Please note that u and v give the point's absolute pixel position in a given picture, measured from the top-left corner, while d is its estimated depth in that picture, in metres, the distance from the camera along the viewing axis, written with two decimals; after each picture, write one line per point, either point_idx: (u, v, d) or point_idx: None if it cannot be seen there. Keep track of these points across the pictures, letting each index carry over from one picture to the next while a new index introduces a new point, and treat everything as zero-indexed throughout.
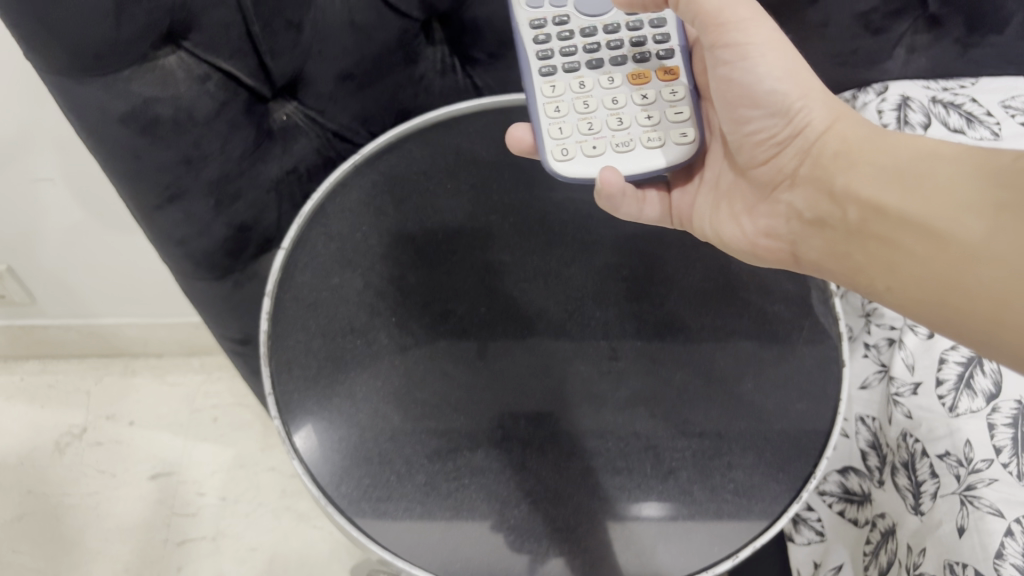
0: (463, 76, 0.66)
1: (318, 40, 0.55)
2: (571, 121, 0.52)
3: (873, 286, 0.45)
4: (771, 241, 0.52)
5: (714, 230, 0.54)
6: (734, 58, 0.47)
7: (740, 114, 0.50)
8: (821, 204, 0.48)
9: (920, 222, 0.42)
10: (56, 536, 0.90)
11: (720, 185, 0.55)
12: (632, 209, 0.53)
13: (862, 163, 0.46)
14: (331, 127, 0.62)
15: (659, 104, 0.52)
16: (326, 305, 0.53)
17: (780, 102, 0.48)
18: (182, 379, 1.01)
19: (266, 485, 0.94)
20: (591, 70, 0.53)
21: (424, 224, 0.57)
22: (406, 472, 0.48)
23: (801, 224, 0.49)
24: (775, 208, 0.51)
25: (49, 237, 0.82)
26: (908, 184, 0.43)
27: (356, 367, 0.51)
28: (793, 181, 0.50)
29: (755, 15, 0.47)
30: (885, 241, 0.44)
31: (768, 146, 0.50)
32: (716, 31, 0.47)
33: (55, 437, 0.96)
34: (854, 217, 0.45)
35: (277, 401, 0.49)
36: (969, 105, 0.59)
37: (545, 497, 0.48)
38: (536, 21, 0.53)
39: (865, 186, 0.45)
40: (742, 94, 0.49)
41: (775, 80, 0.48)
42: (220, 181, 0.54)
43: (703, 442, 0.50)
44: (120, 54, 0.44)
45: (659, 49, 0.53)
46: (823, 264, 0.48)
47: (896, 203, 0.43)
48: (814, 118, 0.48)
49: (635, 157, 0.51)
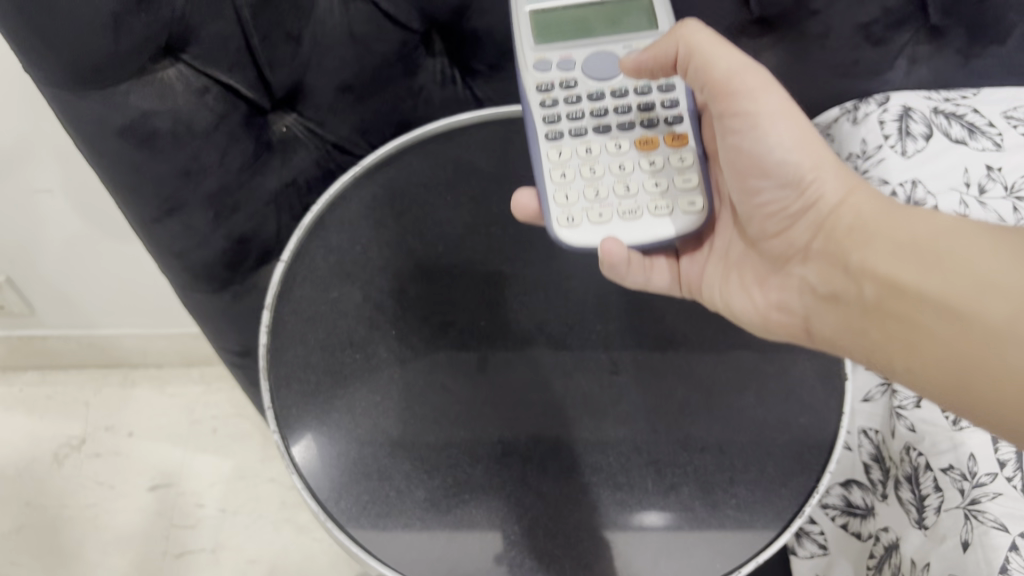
0: (463, 88, 0.65)
1: (317, 53, 0.55)
2: (578, 188, 0.50)
3: (892, 366, 0.41)
4: (783, 315, 0.48)
5: (724, 301, 0.51)
6: (741, 126, 0.46)
7: (750, 184, 0.47)
8: (836, 280, 0.44)
9: (943, 301, 0.39)
10: (54, 549, 0.90)
11: (730, 256, 0.52)
12: (637, 276, 0.51)
13: (880, 240, 0.42)
14: (331, 139, 0.61)
15: (668, 171, 0.50)
16: (325, 319, 0.53)
17: (792, 172, 0.45)
18: (182, 389, 1.00)
19: (266, 496, 0.93)
20: (599, 134, 0.51)
21: (423, 236, 0.57)
22: (405, 488, 0.47)
23: (815, 300, 0.46)
24: (788, 281, 0.48)
25: (48, 247, 0.82)
26: (931, 260, 0.40)
27: (356, 381, 0.51)
28: (806, 254, 0.47)
29: (765, 83, 0.45)
30: (906, 322, 0.40)
31: (781, 217, 0.47)
32: (726, 99, 0.46)
33: (54, 448, 0.96)
34: (872, 295, 0.42)
35: (277, 415, 0.49)
36: (971, 116, 0.57)
37: (546, 513, 0.48)
38: (543, 86, 0.51)
39: (882, 263, 0.42)
40: (753, 164, 0.46)
41: (786, 150, 0.45)
42: (219, 193, 0.54)
43: (706, 457, 0.49)
44: (118, 67, 0.44)
45: (668, 113, 0.51)
46: (840, 342, 0.44)
47: (915, 281, 0.40)
48: (828, 190, 0.45)
49: (642, 226, 0.49)
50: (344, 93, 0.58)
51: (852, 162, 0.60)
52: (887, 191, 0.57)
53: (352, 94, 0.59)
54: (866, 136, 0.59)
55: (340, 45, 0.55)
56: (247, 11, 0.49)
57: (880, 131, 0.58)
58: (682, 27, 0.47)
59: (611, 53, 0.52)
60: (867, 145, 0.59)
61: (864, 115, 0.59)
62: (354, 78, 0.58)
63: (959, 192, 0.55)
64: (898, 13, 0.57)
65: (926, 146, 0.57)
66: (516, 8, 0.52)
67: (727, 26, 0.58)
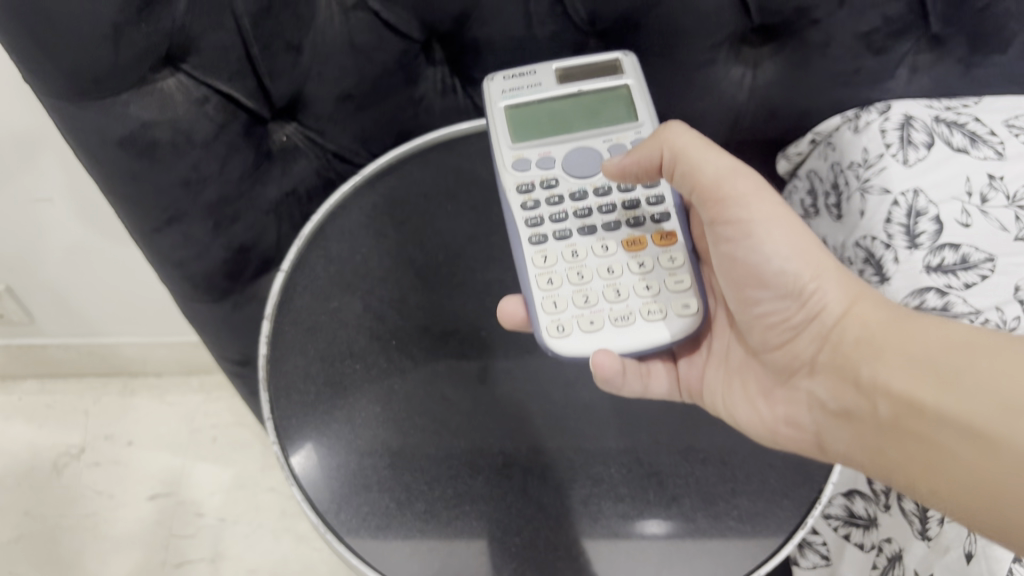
0: (463, 97, 0.65)
1: (317, 63, 0.55)
2: (566, 294, 0.49)
3: (915, 488, 0.39)
4: (792, 429, 0.46)
5: (728, 412, 0.49)
6: (736, 235, 0.44)
7: (748, 295, 0.46)
8: (846, 394, 0.43)
9: (965, 425, 0.37)
10: (53, 558, 0.89)
11: (729, 361, 0.50)
12: (634, 384, 0.49)
13: (889, 354, 0.41)
14: (331, 148, 0.61)
15: (657, 272, 0.49)
16: (325, 329, 0.53)
17: (791, 283, 0.44)
18: (182, 398, 1.00)
19: (266, 506, 0.93)
20: (585, 237, 0.51)
21: (424, 245, 0.57)
22: (405, 500, 0.47)
23: (826, 415, 0.44)
24: (795, 394, 0.46)
25: (49, 256, 0.81)
26: (943, 378, 0.39)
27: (357, 392, 0.51)
28: (812, 368, 0.45)
29: (757, 188, 0.44)
30: (926, 443, 0.39)
31: (782, 329, 0.46)
32: (716, 206, 0.45)
33: (53, 457, 0.96)
34: (887, 412, 0.41)
35: (276, 426, 0.49)
36: (972, 124, 0.57)
37: (547, 525, 0.47)
38: (523, 186, 0.51)
39: (895, 381, 0.40)
40: (750, 274, 0.45)
41: (784, 258, 0.44)
42: (219, 203, 0.54)
43: (708, 469, 0.49)
44: (118, 77, 0.44)
45: (653, 211, 0.51)
46: (854, 461, 0.43)
47: (932, 401, 0.39)
48: (830, 300, 0.44)
49: (635, 331, 0.47)
50: (344, 102, 0.58)
51: (852, 170, 0.59)
52: (889, 201, 0.55)
53: (353, 103, 0.59)
54: (867, 144, 0.58)
55: (341, 54, 0.55)
56: (248, 20, 0.49)
57: (882, 139, 0.57)
58: (666, 130, 0.47)
59: (591, 148, 0.53)
60: (868, 154, 0.58)
61: (865, 123, 0.59)
62: (354, 88, 0.58)
63: (960, 201, 0.54)
64: (899, 22, 0.57)
65: (928, 155, 0.56)
66: (490, 103, 0.53)
67: (728, 35, 0.58)
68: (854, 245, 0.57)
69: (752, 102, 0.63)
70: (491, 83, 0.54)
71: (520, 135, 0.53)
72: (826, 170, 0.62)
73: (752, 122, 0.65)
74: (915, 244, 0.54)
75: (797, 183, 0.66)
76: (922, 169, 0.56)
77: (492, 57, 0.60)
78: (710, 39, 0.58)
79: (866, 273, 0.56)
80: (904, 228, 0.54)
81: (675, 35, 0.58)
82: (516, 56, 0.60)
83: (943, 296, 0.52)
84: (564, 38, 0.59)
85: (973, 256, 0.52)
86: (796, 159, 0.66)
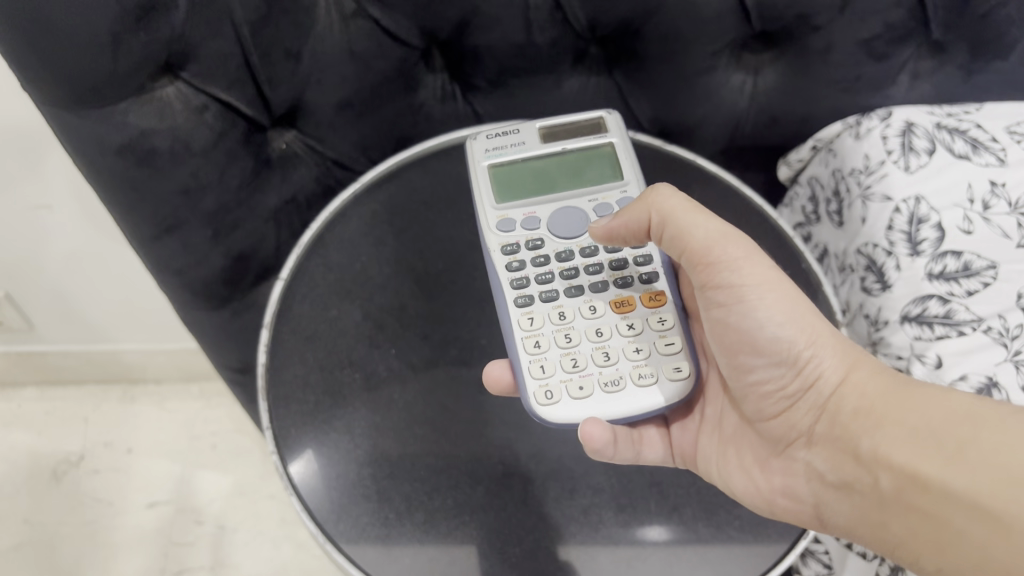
0: (464, 103, 0.64)
1: (317, 70, 0.55)
2: (553, 358, 0.47)
3: (922, 564, 0.38)
4: (789, 501, 0.45)
5: (721, 480, 0.47)
6: (728, 299, 0.43)
7: (741, 362, 0.45)
8: (846, 467, 0.42)
9: (971, 499, 0.36)
10: (52, 567, 0.89)
11: (723, 429, 0.48)
12: (626, 452, 0.47)
13: (888, 425, 0.40)
14: (331, 156, 0.61)
15: (647, 335, 0.48)
16: (324, 338, 0.53)
17: (786, 350, 0.43)
18: (181, 405, 1.00)
19: (266, 513, 0.93)
20: (571, 298, 0.49)
21: (424, 253, 0.57)
22: (405, 510, 0.47)
23: (825, 488, 0.43)
24: (791, 465, 0.45)
25: (49, 263, 0.81)
26: (949, 452, 0.38)
27: (357, 401, 0.50)
28: (810, 439, 0.44)
29: (747, 253, 0.43)
30: (932, 519, 0.37)
31: (777, 397, 0.45)
32: (706, 269, 0.44)
33: (52, 464, 0.95)
34: (888, 485, 0.39)
35: (275, 436, 0.49)
36: (974, 130, 0.57)
37: (548, 534, 0.47)
38: (508, 246, 0.50)
39: (897, 454, 0.39)
40: (742, 340, 0.44)
41: (778, 325, 0.43)
42: (218, 212, 0.54)
43: (709, 479, 0.50)
44: (117, 86, 0.44)
45: (640, 271, 0.50)
46: (857, 535, 0.41)
47: (938, 475, 0.37)
48: (826, 368, 0.43)
49: (626, 397, 0.46)
50: (343, 110, 0.58)
51: (853, 177, 0.59)
52: (890, 208, 0.55)
53: (352, 111, 0.59)
54: (869, 151, 0.58)
55: (340, 61, 0.55)
56: (247, 28, 0.49)
57: (883, 146, 0.57)
58: (654, 193, 0.46)
59: (576, 208, 0.52)
60: (869, 160, 0.58)
61: (866, 130, 0.59)
62: (354, 96, 0.58)
63: (962, 208, 0.54)
64: (900, 28, 0.57)
65: (929, 162, 0.56)
66: (474, 163, 0.53)
67: (728, 41, 0.58)
68: (855, 253, 0.57)
69: (753, 109, 0.63)
70: (474, 142, 0.54)
71: (504, 196, 0.52)
72: (827, 177, 0.62)
73: (752, 129, 0.65)
74: (917, 251, 0.53)
75: (798, 189, 0.66)
76: (924, 176, 0.55)
77: (491, 64, 0.60)
78: (710, 46, 0.58)
79: (867, 280, 0.56)
80: (905, 235, 0.54)
81: (675, 42, 0.58)
82: (516, 63, 0.60)
83: (946, 303, 0.51)
84: (564, 44, 0.59)
85: (975, 264, 0.52)
86: (798, 166, 0.65)
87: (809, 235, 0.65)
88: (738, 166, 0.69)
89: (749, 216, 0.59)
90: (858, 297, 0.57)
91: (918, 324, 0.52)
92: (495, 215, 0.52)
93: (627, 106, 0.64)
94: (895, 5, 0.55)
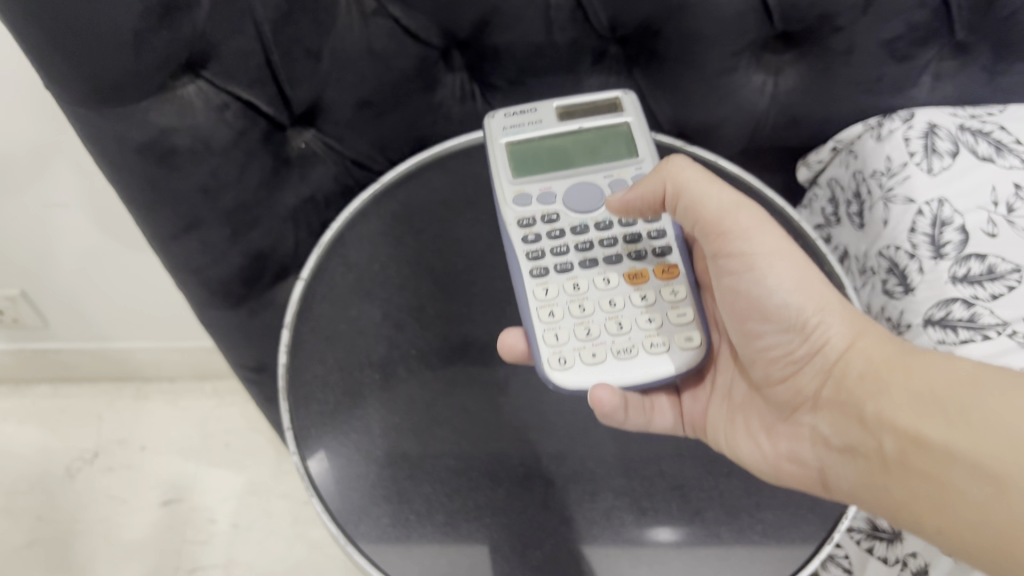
0: (483, 103, 0.64)
1: (335, 69, 0.54)
2: (568, 326, 0.47)
3: (919, 526, 0.37)
4: (795, 466, 0.45)
5: (729, 447, 0.48)
6: (738, 267, 0.44)
7: (751, 328, 0.45)
8: (850, 431, 0.42)
9: (971, 462, 0.36)
10: (65, 563, 0.89)
11: (732, 397, 0.49)
12: (638, 419, 0.47)
13: (893, 388, 0.40)
14: (349, 154, 0.61)
15: (660, 305, 0.48)
16: (344, 338, 0.52)
17: (794, 316, 0.43)
18: (195, 403, 1.00)
19: (280, 512, 0.93)
20: (589, 270, 0.49)
21: (444, 253, 0.56)
22: (425, 513, 0.46)
23: (829, 451, 0.43)
24: (796, 430, 0.45)
25: (63, 261, 0.81)
26: (952, 415, 0.37)
27: (375, 401, 0.50)
28: (816, 403, 0.44)
29: (760, 221, 0.43)
30: (931, 481, 0.37)
31: (784, 362, 0.45)
32: (718, 239, 0.44)
33: (66, 462, 0.95)
34: (891, 449, 0.39)
35: (296, 436, 0.48)
36: (998, 133, 0.56)
37: (568, 537, 0.46)
38: (525, 220, 0.50)
39: (899, 416, 0.39)
40: (752, 307, 0.44)
41: (788, 291, 0.43)
42: (237, 210, 0.54)
43: (732, 483, 0.48)
44: (139, 85, 0.44)
45: (655, 244, 0.50)
46: (859, 499, 0.41)
47: (940, 438, 0.37)
48: (833, 334, 0.43)
49: (637, 365, 0.46)
50: (362, 109, 0.58)
51: (874, 180, 0.58)
52: (912, 211, 0.55)
53: (372, 110, 0.58)
54: (891, 153, 0.58)
55: (359, 60, 0.55)
56: (267, 26, 0.49)
57: (906, 148, 0.57)
58: (669, 163, 0.46)
59: (588, 184, 0.52)
60: (891, 163, 0.57)
61: (888, 132, 0.59)
62: (372, 95, 0.57)
63: (985, 211, 0.53)
64: (923, 29, 0.56)
65: (953, 163, 0.55)
66: (492, 140, 0.52)
67: (749, 41, 0.58)
68: (876, 254, 0.57)
69: (773, 109, 0.63)
70: (492, 119, 0.53)
71: (520, 171, 0.52)
72: (847, 179, 0.61)
73: (773, 130, 0.64)
74: (940, 254, 0.53)
75: (817, 191, 0.66)
76: (947, 178, 0.55)
77: (512, 63, 0.59)
78: (732, 46, 0.58)
79: (889, 283, 0.55)
80: (928, 238, 0.54)
81: (697, 42, 0.57)
82: (536, 62, 0.59)
83: (970, 306, 0.50)
84: (584, 44, 0.58)
85: (999, 267, 0.51)
86: (817, 167, 0.65)
87: (828, 237, 0.64)
88: (758, 166, 0.68)
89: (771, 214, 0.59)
90: (879, 300, 0.56)
91: (941, 327, 0.51)
92: (511, 189, 0.51)
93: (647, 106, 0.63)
94: (918, 6, 0.55)
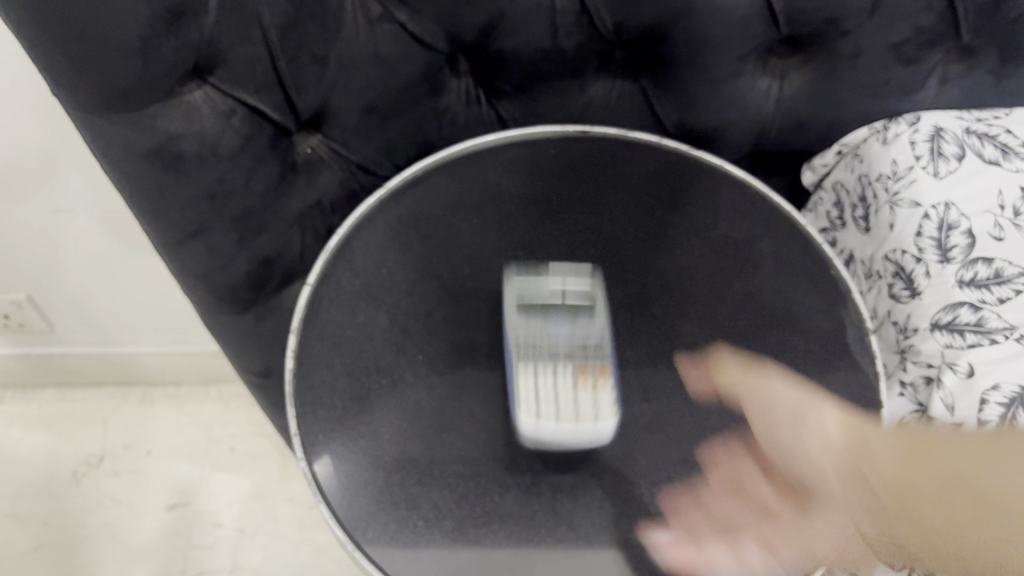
0: (488, 108, 0.64)
1: (342, 74, 0.54)
2: (545, 393, 0.45)
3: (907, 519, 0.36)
4: (801, 475, 0.42)
5: (735, 473, 0.46)
6: (760, 414, 0.45)
7: (769, 431, 0.44)
8: (862, 497, 0.38)
9: (966, 528, 0.34)
10: (70, 568, 0.89)
11: (742, 442, 0.47)
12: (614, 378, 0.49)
13: (907, 460, 0.38)
14: (355, 160, 0.61)
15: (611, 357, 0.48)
16: (350, 344, 0.50)
17: (810, 427, 0.42)
18: (200, 407, 1.00)
19: (286, 516, 0.93)
20: (564, 362, 0.46)
21: (451, 260, 0.54)
22: (435, 519, 0.44)
23: (848, 469, 0.39)
24: (805, 442, 0.42)
25: (69, 266, 0.82)
26: (949, 476, 0.36)
27: (383, 408, 0.48)
28: (841, 456, 0.40)
29: (787, 383, 0.45)
30: (921, 516, 0.36)
31: (794, 457, 0.43)
32: (749, 395, 0.46)
33: (72, 466, 0.95)
34: (887, 498, 0.37)
35: (303, 441, 0.47)
36: (1004, 136, 0.57)
37: (578, 549, 0.44)
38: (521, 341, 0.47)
39: (888, 475, 0.38)
40: (768, 430, 0.44)
41: (796, 428, 0.43)
42: (243, 215, 0.54)
43: (751, 487, 0.46)
44: (147, 90, 0.44)
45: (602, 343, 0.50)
46: (869, 514, 0.38)
47: (930, 497, 0.36)
48: (831, 428, 0.42)
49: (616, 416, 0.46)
50: (368, 114, 0.58)
51: (880, 183, 0.58)
52: (919, 214, 0.55)
53: (378, 115, 0.59)
54: (897, 156, 0.57)
55: (366, 65, 0.55)
56: (275, 32, 0.49)
57: (912, 152, 0.57)
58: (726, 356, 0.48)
59: (558, 315, 0.48)
60: (897, 166, 0.57)
61: (894, 135, 0.58)
62: (378, 100, 0.58)
63: (992, 214, 0.53)
64: (929, 33, 0.56)
65: (958, 167, 0.55)
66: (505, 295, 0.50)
67: (755, 45, 0.58)
68: (883, 258, 0.57)
69: (778, 114, 0.63)
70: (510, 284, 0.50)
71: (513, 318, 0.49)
72: (853, 182, 0.61)
73: (778, 135, 0.64)
74: (947, 258, 0.53)
75: (822, 194, 0.65)
76: (953, 181, 0.55)
77: (518, 68, 0.60)
78: (737, 50, 0.58)
79: (896, 287, 0.55)
80: (935, 242, 0.53)
81: (703, 47, 0.57)
82: (541, 67, 0.59)
83: (977, 310, 0.50)
84: (591, 49, 0.59)
85: (1007, 271, 0.51)
86: (822, 171, 0.65)
87: (834, 241, 0.64)
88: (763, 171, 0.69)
89: (779, 220, 0.57)
90: (885, 304, 0.56)
91: (948, 332, 0.51)
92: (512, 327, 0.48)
93: (652, 111, 0.64)
94: (924, 9, 0.55)
